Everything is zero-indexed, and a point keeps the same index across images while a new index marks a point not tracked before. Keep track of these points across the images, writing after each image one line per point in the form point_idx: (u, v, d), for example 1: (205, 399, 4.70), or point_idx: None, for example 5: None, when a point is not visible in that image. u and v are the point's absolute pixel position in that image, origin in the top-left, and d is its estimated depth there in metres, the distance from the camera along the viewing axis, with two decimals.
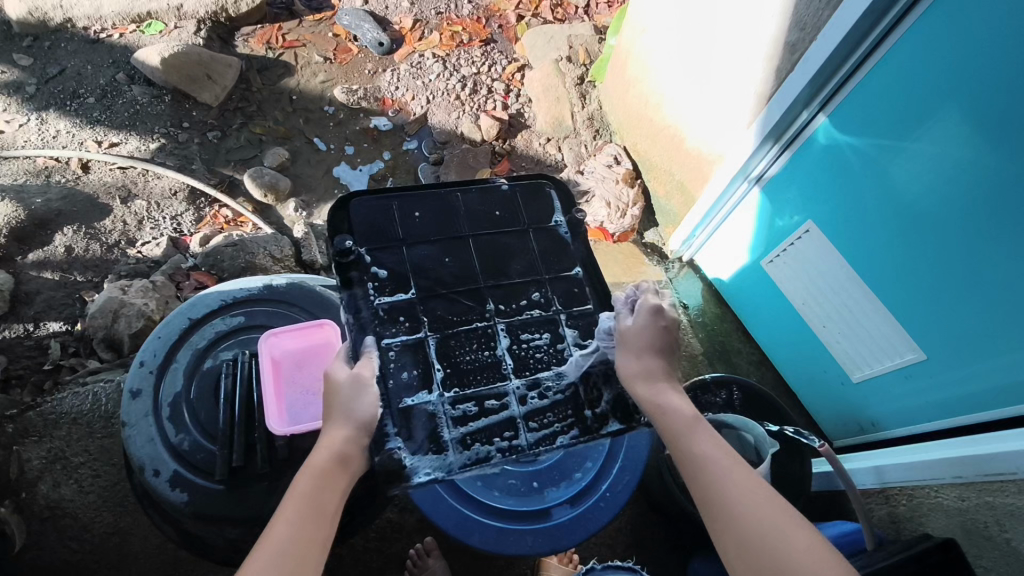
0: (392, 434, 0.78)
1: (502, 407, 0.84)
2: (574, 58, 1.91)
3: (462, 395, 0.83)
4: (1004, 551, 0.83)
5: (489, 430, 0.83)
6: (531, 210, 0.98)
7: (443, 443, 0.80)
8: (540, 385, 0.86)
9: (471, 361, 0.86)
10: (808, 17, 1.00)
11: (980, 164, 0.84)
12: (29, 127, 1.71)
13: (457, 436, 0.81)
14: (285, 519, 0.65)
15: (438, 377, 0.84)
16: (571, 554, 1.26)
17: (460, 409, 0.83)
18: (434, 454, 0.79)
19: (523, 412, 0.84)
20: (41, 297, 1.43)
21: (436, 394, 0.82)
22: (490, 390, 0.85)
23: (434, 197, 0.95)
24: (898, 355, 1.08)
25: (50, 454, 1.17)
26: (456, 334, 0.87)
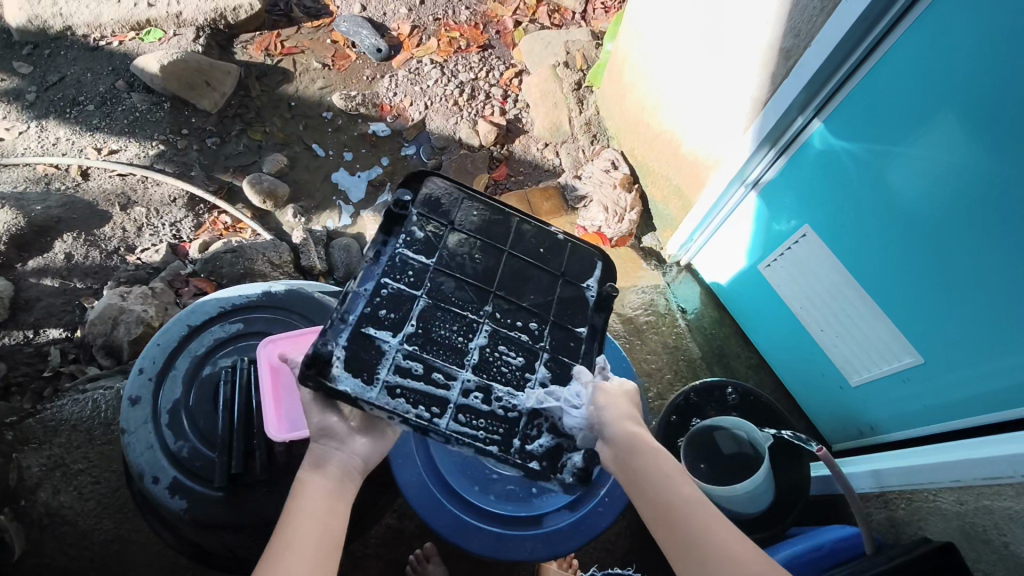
0: (337, 348, 0.78)
1: (443, 386, 0.81)
2: (571, 63, 1.92)
3: (416, 353, 0.81)
4: (1003, 554, 0.84)
5: (417, 394, 0.79)
6: (572, 265, 0.93)
7: (374, 377, 0.78)
8: (492, 393, 0.82)
9: (444, 337, 0.83)
10: (802, 23, 1.01)
11: (977, 168, 0.84)
12: (29, 135, 1.73)
13: (387, 381, 0.79)
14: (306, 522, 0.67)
15: (407, 330, 0.82)
16: (571, 559, 1.26)
17: (404, 361, 0.80)
18: (364, 381, 0.78)
19: (458, 402, 0.80)
20: (41, 304, 1.44)
21: (398, 340, 0.81)
22: (446, 369, 0.82)
23: (497, 212, 0.93)
24: (896, 359, 1.08)
25: (50, 461, 1.18)
26: (441, 308, 0.84)
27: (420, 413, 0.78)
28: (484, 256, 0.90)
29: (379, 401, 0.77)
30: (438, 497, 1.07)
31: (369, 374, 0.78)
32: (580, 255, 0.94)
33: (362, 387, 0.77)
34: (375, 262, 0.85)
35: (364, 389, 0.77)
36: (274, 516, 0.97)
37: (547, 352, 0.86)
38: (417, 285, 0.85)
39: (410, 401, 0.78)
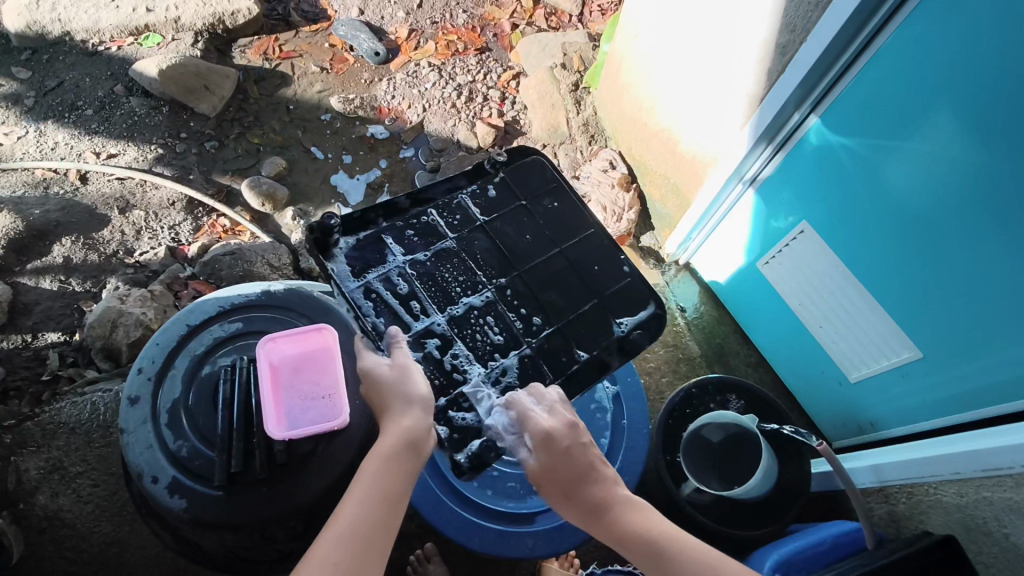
0: (349, 239, 0.99)
1: (415, 318, 0.96)
2: (568, 65, 1.93)
3: (410, 278, 0.98)
4: (1004, 546, 0.84)
5: (384, 308, 0.95)
6: (617, 300, 1.04)
7: (366, 273, 0.97)
8: (451, 346, 0.95)
9: (444, 280, 1.00)
10: (797, 19, 1.02)
11: (973, 162, 0.85)
12: (27, 139, 1.73)
13: (371, 283, 0.97)
14: (350, 505, 0.71)
15: (416, 257, 1.00)
16: (572, 559, 1.24)
17: (395, 277, 0.98)
18: (355, 270, 0.97)
19: (417, 328, 0.95)
20: (39, 307, 1.44)
21: (400, 258, 0.99)
22: (429, 308, 0.97)
23: (579, 219, 1.09)
24: (895, 354, 1.08)
25: (48, 464, 1.17)
26: (455, 256, 1.02)
27: (376, 324, 0.94)
28: (537, 246, 1.05)
29: (352, 295, 0.95)
30: (438, 493, 1.07)
31: (361, 271, 0.97)
32: (632, 293, 1.06)
33: (347, 275, 0.96)
34: (445, 209, 1.06)
35: (348, 279, 0.96)
36: (274, 515, 0.97)
37: (530, 347, 0.97)
38: (453, 230, 1.04)
39: (379, 314, 0.94)
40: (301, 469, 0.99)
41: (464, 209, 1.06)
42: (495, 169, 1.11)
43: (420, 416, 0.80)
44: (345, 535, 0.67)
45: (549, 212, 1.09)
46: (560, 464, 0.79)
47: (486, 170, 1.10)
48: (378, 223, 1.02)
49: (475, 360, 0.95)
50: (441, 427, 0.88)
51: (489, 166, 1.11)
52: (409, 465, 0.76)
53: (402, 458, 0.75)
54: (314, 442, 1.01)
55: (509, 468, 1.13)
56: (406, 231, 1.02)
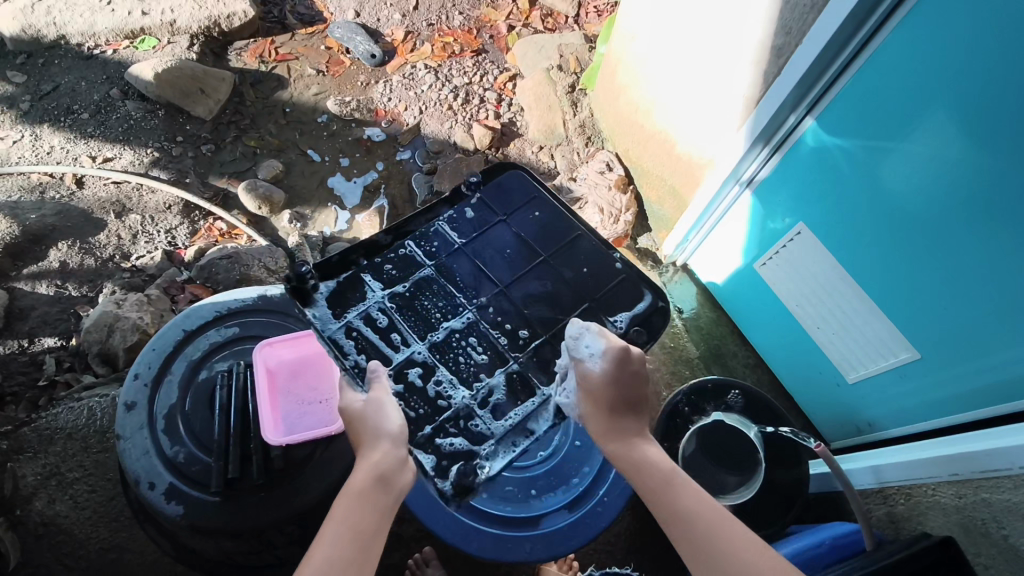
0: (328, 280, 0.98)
1: (396, 349, 0.95)
2: (564, 67, 1.93)
3: (390, 311, 0.98)
4: (1002, 547, 0.83)
5: (366, 344, 0.94)
6: (612, 297, 1.02)
7: (346, 312, 0.96)
8: (433, 372, 0.94)
9: (424, 307, 0.99)
10: (792, 21, 1.02)
11: (970, 163, 0.85)
12: (22, 143, 1.73)
13: (351, 321, 0.96)
14: (323, 545, 0.70)
15: (396, 289, 1.00)
16: (571, 562, 1.24)
17: (375, 313, 0.97)
18: (336, 312, 0.96)
19: (398, 359, 0.94)
20: (35, 312, 1.44)
21: (379, 291, 0.99)
22: (409, 338, 0.96)
23: (562, 224, 1.07)
24: (893, 355, 1.08)
25: (44, 470, 1.17)
26: (436, 283, 1.01)
27: (358, 361, 0.93)
28: (521, 259, 1.03)
29: (335, 335, 0.95)
30: (436, 498, 1.06)
31: (342, 312, 0.97)
32: (625, 288, 1.02)
33: (329, 318, 0.96)
34: (422, 237, 1.05)
35: (330, 322, 0.96)
36: (271, 520, 0.96)
37: (517, 363, 0.95)
38: (431, 258, 1.03)
39: (359, 348, 0.94)
40: (299, 475, 0.99)
41: (446, 236, 1.05)
42: (472, 191, 1.09)
43: (390, 449, 0.78)
44: None
45: (533, 226, 1.07)
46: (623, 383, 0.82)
47: (463, 196, 1.09)
48: (357, 262, 1.02)
49: (459, 385, 0.93)
50: (426, 456, 0.87)
51: (464, 190, 1.09)
52: (381, 500, 0.75)
53: (375, 493, 0.74)
54: (311, 448, 1.00)
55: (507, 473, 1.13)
56: (385, 265, 1.02)
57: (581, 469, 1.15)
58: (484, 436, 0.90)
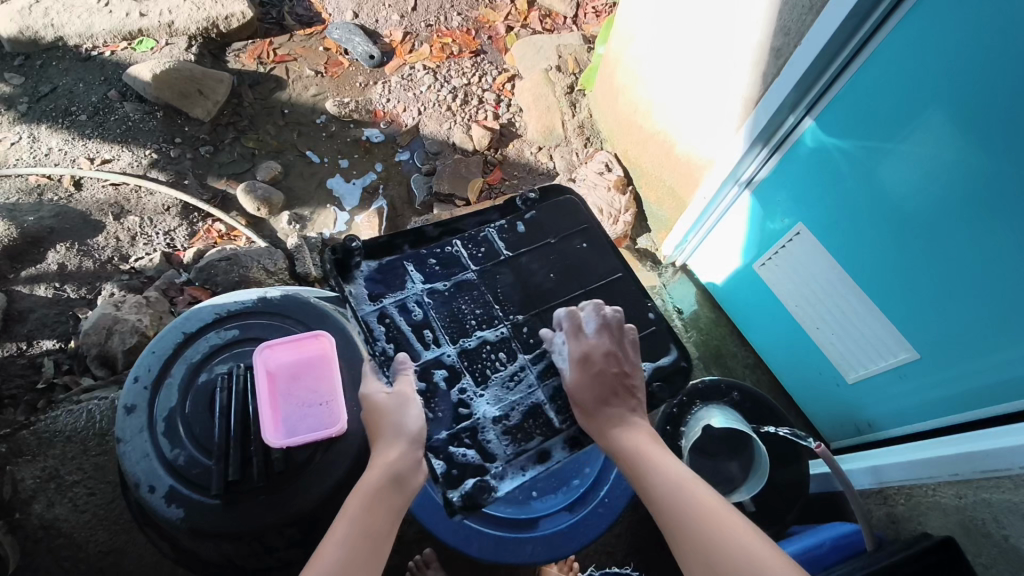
0: (370, 262, 1.01)
1: (426, 348, 0.96)
2: (563, 67, 1.93)
3: (426, 306, 0.99)
4: (1003, 547, 0.83)
5: (397, 335, 0.96)
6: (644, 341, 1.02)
7: (382, 298, 0.98)
8: (459, 379, 0.94)
9: (461, 314, 1.00)
10: (791, 22, 1.02)
11: (970, 163, 0.85)
12: (20, 145, 1.72)
13: (386, 308, 0.98)
14: (334, 545, 0.70)
15: (436, 286, 1.01)
16: (572, 563, 1.24)
17: (412, 305, 0.99)
18: (373, 296, 0.98)
19: (426, 359, 0.95)
20: (34, 315, 1.44)
21: (418, 284, 1.00)
22: (441, 339, 0.97)
23: (609, 260, 1.07)
24: (892, 354, 1.08)
25: (44, 473, 1.17)
26: (476, 289, 1.02)
27: (386, 349, 0.95)
28: (563, 284, 1.04)
29: (368, 318, 0.96)
30: (438, 501, 1.06)
31: (378, 296, 0.98)
32: (658, 338, 1.03)
33: (364, 299, 0.98)
34: (471, 241, 1.06)
35: (365, 302, 0.97)
36: (271, 523, 0.96)
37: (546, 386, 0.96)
38: (475, 262, 1.04)
39: (388, 340, 0.95)
40: (299, 477, 0.99)
41: (492, 244, 1.06)
42: (526, 205, 1.10)
43: (407, 449, 0.80)
44: None
45: (579, 253, 1.07)
46: (590, 380, 0.86)
47: (517, 206, 1.09)
48: (402, 252, 1.03)
49: (483, 392, 0.94)
50: (439, 461, 0.87)
51: (520, 202, 1.10)
52: (392, 502, 0.75)
53: (390, 491, 0.76)
54: (312, 451, 1.00)
55: None
56: (429, 260, 1.03)
57: (582, 470, 1.15)
58: (493, 453, 0.90)
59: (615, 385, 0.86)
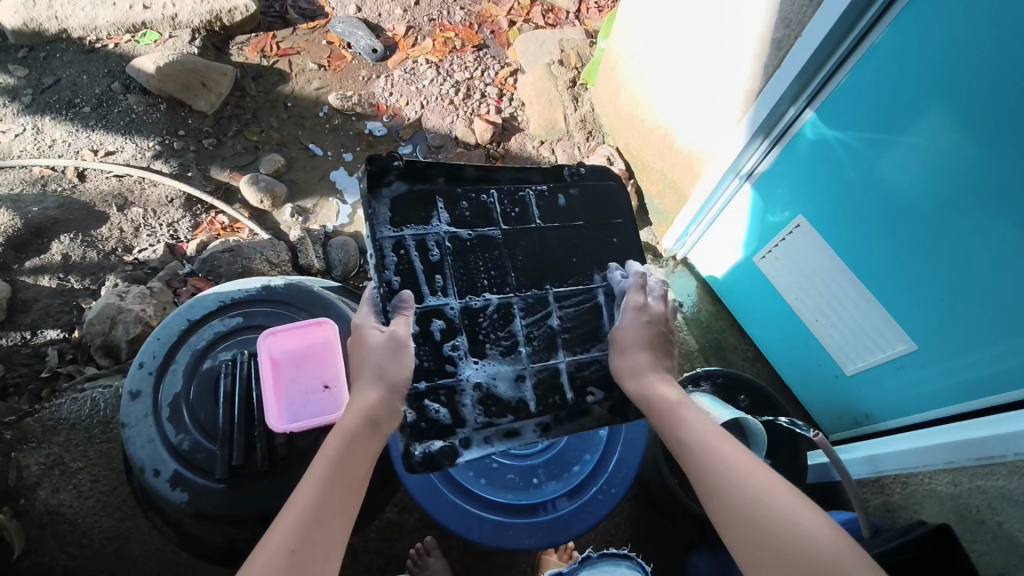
0: (405, 189, 0.98)
1: (431, 293, 0.96)
2: (565, 62, 1.95)
3: (445, 250, 0.98)
4: (997, 534, 0.85)
5: (406, 270, 0.95)
6: None
7: (404, 226, 0.96)
8: (454, 335, 0.95)
9: (477, 268, 0.99)
10: (792, 14, 1.02)
11: (969, 155, 0.86)
12: (24, 137, 1.74)
13: (404, 237, 0.96)
14: (312, 481, 0.70)
15: (459, 232, 0.99)
16: (571, 551, 1.29)
17: (431, 244, 0.97)
18: (398, 225, 0.96)
19: (424, 307, 0.95)
20: (38, 305, 1.45)
21: (443, 225, 0.98)
22: (449, 289, 0.97)
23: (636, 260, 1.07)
24: (890, 346, 1.09)
25: (49, 459, 1.18)
26: (495, 248, 1.00)
27: (391, 281, 0.94)
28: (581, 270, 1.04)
29: (383, 242, 0.95)
30: (439, 487, 1.07)
31: (402, 225, 0.96)
32: None
33: (385, 222, 0.96)
34: (506, 196, 1.03)
35: (386, 227, 0.96)
36: (273, 508, 0.97)
37: (530, 369, 0.97)
38: (504, 221, 1.01)
39: (396, 273, 0.95)
40: (301, 463, 1.00)
41: (528, 208, 1.04)
42: (573, 177, 1.07)
43: (385, 397, 0.80)
44: (306, 514, 0.66)
45: (608, 245, 1.07)
46: (643, 328, 0.90)
47: (563, 176, 1.07)
48: (437, 184, 1.00)
49: (471, 357, 0.95)
50: (411, 411, 0.89)
51: (566, 174, 1.07)
52: (367, 446, 0.75)
53: (367, 435, 0.76)
54: (315, 437, 1.01)
55: (508, 460, 1.13)
56: (461, 203, 1.01)
57: (583, 457, 1.15)
58: (464, 418, 0.92)
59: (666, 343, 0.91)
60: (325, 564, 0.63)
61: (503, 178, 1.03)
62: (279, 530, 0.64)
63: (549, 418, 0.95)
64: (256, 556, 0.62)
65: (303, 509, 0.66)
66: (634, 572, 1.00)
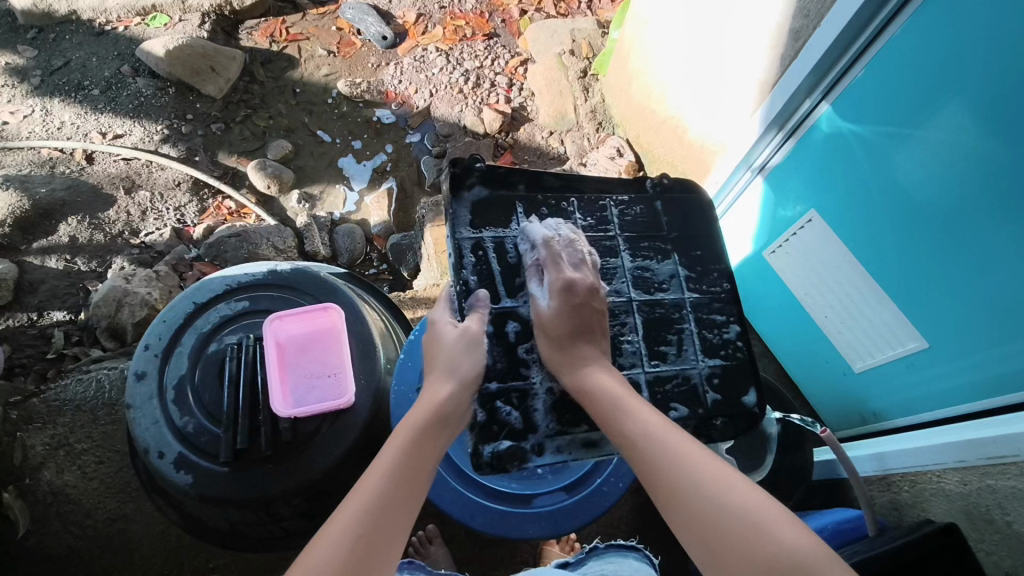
0: (484, 193, 0.98)
1: (508, 295, 0.94)
2: (577, 51, 1.91)
3: (524, 253, 0.96)
4: (1005, 534, 0.84)
5: (484, 270, 0.94)
6: (729, 383, 0.96)
7: (484, 228, 0.96)
8: (529, 338, 0.92)
9: None
10: (811, 3, 1.01)
11: (983, 151, 0.84)
12: (33, 118, 1.73)
13: (483, 239, 0.96)
14: (380, 472, 0.69)
15: None
16: (573, 542, 1.30)
17: (509, 246, 0.96)
18: (479, 227, 0.96)
19: (503, 309, 0.93)
20: (45, 286, 1.45)
21: (522, 229, 0.97)
22: (526, 291, 0.95)
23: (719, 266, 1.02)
24: (901, 344, 1.08)
25: (53, 440, 1.18)
26: None
27: (469, 280, 0.94)
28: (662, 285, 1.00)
29: (462, 242, 0.95)
30: (443, 475, 1.07)
31: (482, 227, 0.96)
32: (740, 372, 0.97)
33: (464, 224, 0.96)
34: (587, 205, 1.02)
35: (466, 228, 0.96)
36: (279, 492, 0.97)
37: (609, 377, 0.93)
38: (583, 229, 1.00)
39: (474, 272, 0.94)
40: (305, 448, 0.99)
41: (607, 218, 1.02)
42: (657, 190, 1.05)
43: (456, 392, 0.83)
44: (374, 499, 0.65)
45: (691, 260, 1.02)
46: (568, 312, 0.85)
47: (647, 189, 1.04)
48: (517, 190, 1.00)
49: (546, 361, 0.92)
50: (481, 411, 0.87)
51: (650, 187, 1.05)
52: (435, 440, 0.76)
53: (435, 429, 0.77)
54: (321, 423, 1.00)
55: None
56: (540, 207, 1.00)
57: None
58: (536, 423, 0.89)
59: (588, 323, 0.86)
60: (391, 551, 0.63)
61: (587, 187, 1.03)
62: (350, 511, 0.64)
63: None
64: (324, 536, 0.62)
65: (372, 494, 0.66)
66: (642, 563, 1.01)
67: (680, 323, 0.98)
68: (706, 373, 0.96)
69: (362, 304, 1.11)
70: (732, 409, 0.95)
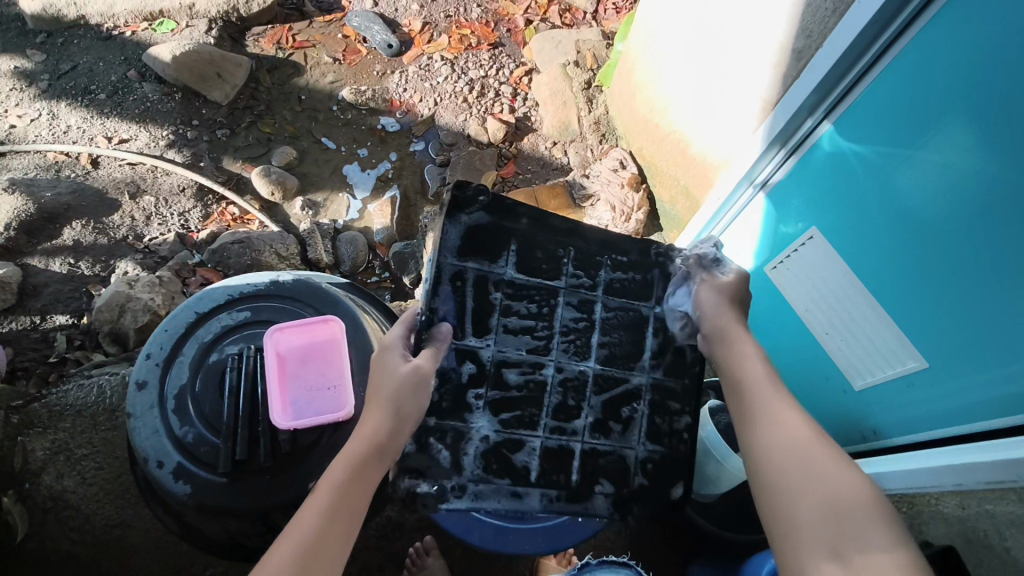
0: (482, 221, 0.95)
1: (473, 334, 0.95)
2: (582, 62, 1.92)
3: (500, 296, 0.96)
4: (1003, 558, 0.85)
5: (457, 300, 0.94)
6: (666, 471, 0.96)
7: (469, 258, 0.95)
8: (482, 382, 0.94)
9: (520, 323, 0.97)
10: (813, 24, 1.03)
11: (980, 172, 0.84)
12: (40, 122, 1.75)
13: (466, 270, 0.95)
14: (316, 510, 0.71)
15: (520, 280, 0.97)
16: (570, 556, 1.30)
17: (490, 284, 0.96)
18: (465, 257, 0.94)
19: (461, 347, 0.94)
20: (48, 290, 1.46)
21: (508, 269, 0.96)
22: (490, 338, 0.96)
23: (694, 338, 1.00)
24: (899, 363, 1.04)
25: (54, 445, 1.18)
26: (550, 297, 0.98)
27: (438, 309, 0.93)
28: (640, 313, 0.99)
29: (444, 268, 0.93)
30: None
31: (467, 258, 0.95)
32: (676, 462, 0.97)
33: (452, 249, 0.94)
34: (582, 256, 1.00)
35: (453, 255, 0.94)
36: (277, 504, 0.97)
37: (541, 440, 0.95)
38: (571, 275, 0.99)
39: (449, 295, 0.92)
40: (304, 461, 1.00)
41: (597, 276, 1.00)
42: (658, 257, 1.01)
43: (393, 425, 0.81)
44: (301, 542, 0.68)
45: None
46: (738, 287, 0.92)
47: (652, 253, 1.01)
48: (519, 225, 0.97)
49: (491, 411, 0.94)
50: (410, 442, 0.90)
51: (653, 253, 1.01)
52: (368, 477, 0.76)
53: (369, 463, 0.77)
54: (318, 435, 1.01)
55: None
56: (535, 249, 0.98)
57: None
58: (464, 465, 0.91)
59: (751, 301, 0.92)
60: None
61: (589, 241, 1.00)
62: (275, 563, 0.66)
63: (552, 491, 0.93)
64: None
65: (304, 535, 0.69)
66: None
67: (634, 401, 0.98)
68: (641, 457, 0.96)
69: (362, 314, 1.11)
70: (652, 495, 0.95)
